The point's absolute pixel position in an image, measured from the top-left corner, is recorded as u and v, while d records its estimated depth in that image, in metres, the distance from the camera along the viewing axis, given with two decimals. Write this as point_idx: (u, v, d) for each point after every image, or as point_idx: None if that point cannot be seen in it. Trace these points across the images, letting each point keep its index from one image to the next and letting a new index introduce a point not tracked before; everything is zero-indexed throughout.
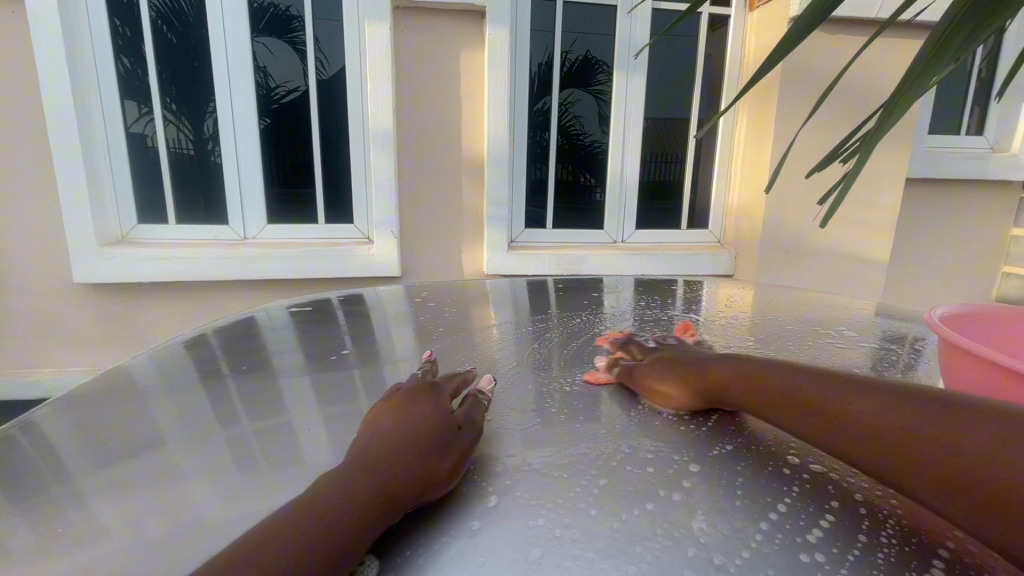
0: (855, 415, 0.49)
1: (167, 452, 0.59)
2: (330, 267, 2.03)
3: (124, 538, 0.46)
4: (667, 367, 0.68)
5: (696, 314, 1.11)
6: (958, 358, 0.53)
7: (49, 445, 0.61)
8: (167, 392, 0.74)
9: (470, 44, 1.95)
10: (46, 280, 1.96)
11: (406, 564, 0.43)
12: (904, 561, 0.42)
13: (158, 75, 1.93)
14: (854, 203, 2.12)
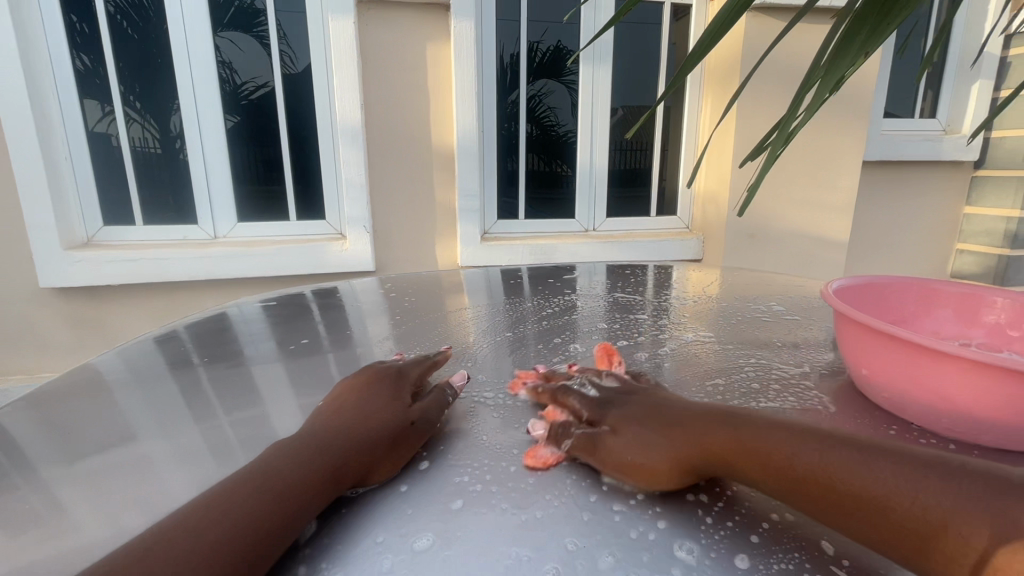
0: (798, 457, 0.49)
1: (132, 447, 0.61)
2: (302, 264, 2.04)
3: (87, 527, 0.48)
4: (640, 435, 0.56)
5: (664, 297, 1.15)
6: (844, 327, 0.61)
7: (15, 438, 0.63)
8: (132, 389, 0.75)
9: (437, 37, 1.95)
10: (11, 285, 1.92)
11: (342, 518, 0.48)
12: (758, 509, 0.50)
13: (119, 73, 1.89)
14: (813, 186, 2.20)
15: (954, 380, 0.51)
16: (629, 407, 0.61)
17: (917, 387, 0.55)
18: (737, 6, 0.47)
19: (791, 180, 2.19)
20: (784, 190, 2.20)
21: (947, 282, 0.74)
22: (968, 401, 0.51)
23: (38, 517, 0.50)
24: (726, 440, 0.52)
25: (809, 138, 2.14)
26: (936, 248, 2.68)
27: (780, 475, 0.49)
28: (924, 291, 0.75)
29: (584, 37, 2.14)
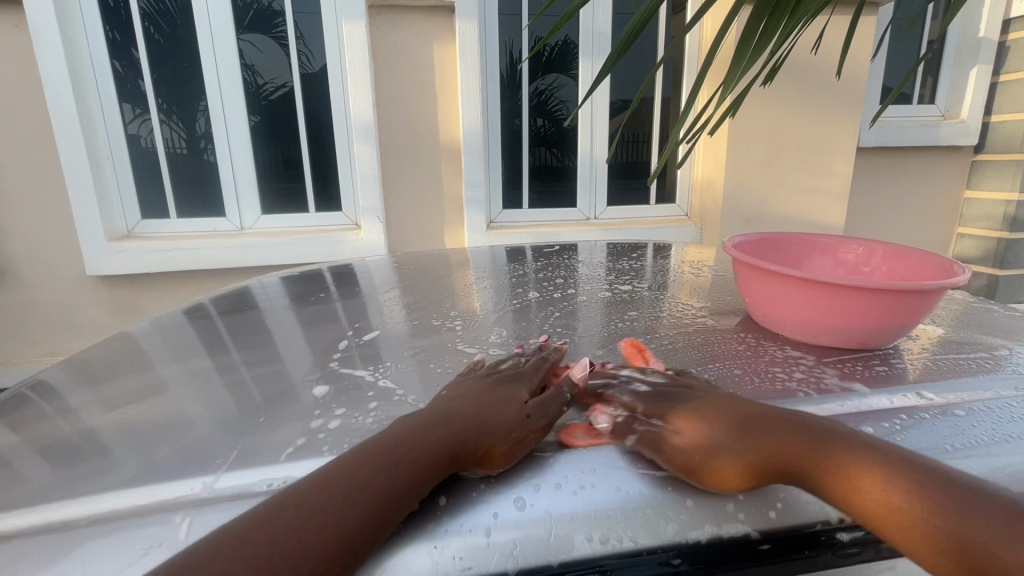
0: (895, 493, 0.44)
1: (178, 373, 0.75)
2: (321, 253, 2.19)
3: (152, 419, 0.62)
4: (713, 434, 0.51)
5: (655, 264, 1.25)
6: (739, 273, 0.72)
7: (87, 372, 0.78)
8: (176, 339, 0.89)
9: (443, 38, 2.08)
10: (61, 273, 2.12)
11: (349, 388, 0.66)
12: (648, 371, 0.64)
13: (151, 78, 2.06)
14: (806, 171, 2.27)
15: (794, 297, 0.64)
16: (687, 402, 0.56)
17: (776, 309, 0.68)
18: (644, 14, 0.55)
19: (785, 166, 2.26)
20: (778, 176, 2.27)
21: (828, 234, 0.87)
22: (809, 314, 0.64)
23: (104, 419, 0.63)
24: (782, 437, 0.49)
25: (803, 125, 2.21)
26: (935, 232, 2.72)
27: (874, 504, 0.44)
28: (806, 244, 0.88)
29: (583, 32, 2.24)
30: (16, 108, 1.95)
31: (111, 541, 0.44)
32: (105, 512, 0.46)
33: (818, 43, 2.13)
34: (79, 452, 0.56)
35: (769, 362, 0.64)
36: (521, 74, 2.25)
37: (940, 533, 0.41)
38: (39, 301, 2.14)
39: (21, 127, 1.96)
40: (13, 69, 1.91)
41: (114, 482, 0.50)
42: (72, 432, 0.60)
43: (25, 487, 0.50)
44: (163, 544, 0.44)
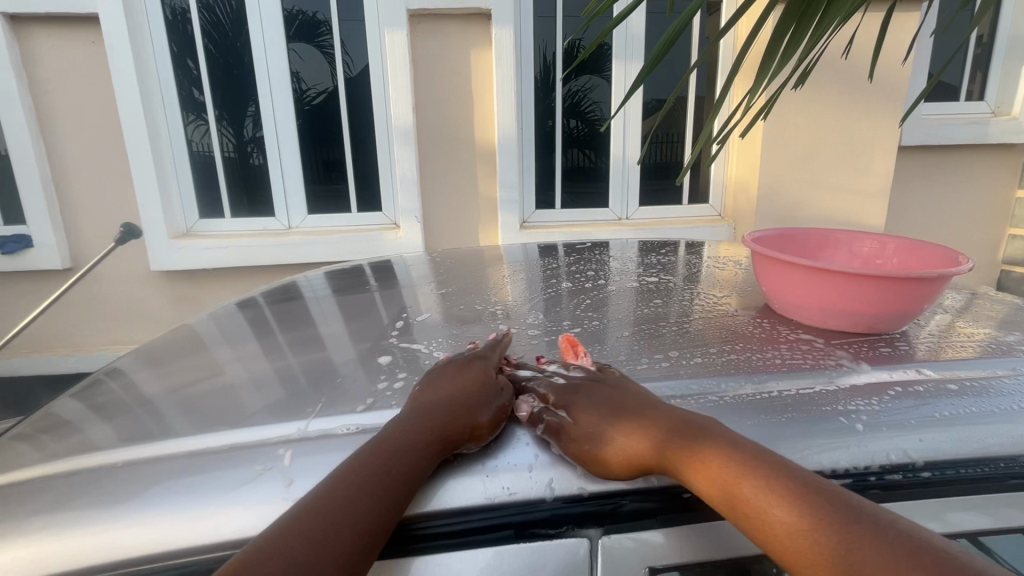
0: (767, 499, 0.43)
1: (254, 347, 0.84)
2: (361, 252, 2.30)
3: (234, 377, 0.71)
4: (603, 425, 0.52)
5: (688, 258, 1.28)
6: (759, 265, 0.75)
7: (171, 350, 0.88)
8: (243, 323, 0.99)
9: (479, 43, 2.15)
10: (129, 268, 2.30)
11: (402, 358, 0.73)
12: (670, 347, 0.67)
13: (209, 86, 2.21)
14: (845, 170, 2.24)
15: (812, 283, 0.66)
16: (595, 390, 0.57)
17: (793, 295, 0.69)
18: (672, 32, 0.59)
19: (823, 165, 2.23)
20: (816, 176, 2.24)
21: (840, 230, 0.90)
22: (826, 300, 0.66)
23: (194, 380, 0.72)
24: (693, 449, 0.48)
25: (841, 123, 2.18)
26: (985, 233, 2.62)
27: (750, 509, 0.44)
28: (824, 239, 0.91)
29: (616, 35, 2.28)
30: (91, 117, 2.13)
31: (234, 463, 0.52)
32: (213, 445, 0.55)
33: (851, 46, 2.10)
34: (185, 403, 0.65)
35: (786, 340, 0.66)
36: (555, 78, 2.31)
37: (801, 540, 0.41)
38: (108, 294, 2.32)
39: (94, 134, 2.14)
40: (89, 80, 2.09)
41: (221, 424, 0.58)
42: (169, 391, 0.70)
43: (144, 429, 0.59)
44: (274, 467, 0.52)
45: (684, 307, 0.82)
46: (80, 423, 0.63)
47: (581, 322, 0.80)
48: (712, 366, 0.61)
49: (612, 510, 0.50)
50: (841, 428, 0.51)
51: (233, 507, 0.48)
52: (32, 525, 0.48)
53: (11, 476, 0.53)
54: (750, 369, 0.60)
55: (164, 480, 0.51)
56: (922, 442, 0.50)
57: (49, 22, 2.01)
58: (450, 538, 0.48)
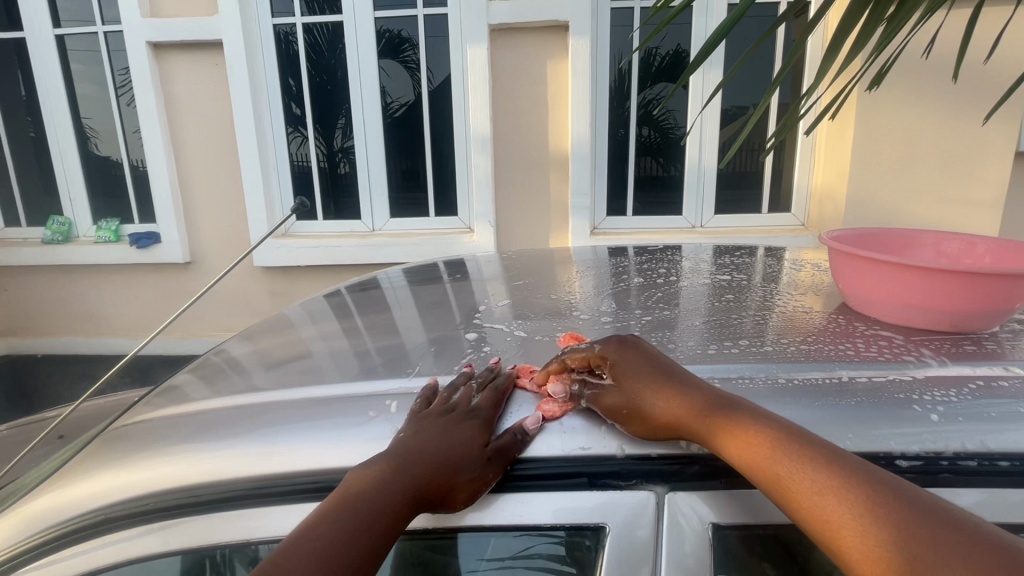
0: (800, 473, 0.45)
1: (351, 326, 0.94)
2: (437, 254, 2.42)
3: (336, 346, 0.81)
4: (636, 388, 0.56)
5: (761, 262, 1.25)
6: (837, 260, 0.73)
7: (281, 326, 1.00)
8: (339, 307, 1.10)
9: (554, 55, 2.22)
10: (234, 263, 2.57)
11: (485, 336, 0.79)
12: (740, 339, 0.67)
13: (309, 100, 2.44)
14: (951, 177, 2.05)
15: (894, 280, 0.65)
16: (633, 359, 0.60)
17: (872, 291, 0.68)
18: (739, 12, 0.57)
19: (924, 170, 2.06)
20: (915, 183, 2.08)
21: (922, 231, 0.86)
22: (910, 298, 0.64)
23: (303, 347, 0.83)
24: (727, 420, 0.51)
25: (947, 125, 2.01)
26: None
27: (784, 485, 0.46)
28: (914, 240, 0.86)
29: (695, 41, 2.26)
30: (210, 129, 2.42)
31: (347, 408, 0.60)
32: (324, 394, 0.63)
33: (931, 45, 1.96)
34: (297, 363, 0.75)
35: (863, 335, 0.65)
36: (630, 84, 2.32)
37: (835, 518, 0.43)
38: (217, 286, 2.61)
39: (213, 145, 2.43)
40: (211, 97, 2.38)
41: (332, 379, 0.67)
42: (284, 355, 0.81)
43: (267, 381, 0.69)
44: (382, 413, 0.59)
45: (759, 302, 0.82)
46: (217, 377, 0.74)
47: (651, 312, 0.82)
48: (783, 354, 0.61)
49: (677, 472, 0.52)
50: (915, 416, 0.51)
51: (345, 442, 0.56)
52: (185, 447, 0.59)
53: (170, 411, 0.65)
54: (822, 358, 0.59)
55: (284, 418, 0.60)
56: (1006, 435, 0.49)
57: (181, 49, 2.32)
58: (527, 479, 0.53)
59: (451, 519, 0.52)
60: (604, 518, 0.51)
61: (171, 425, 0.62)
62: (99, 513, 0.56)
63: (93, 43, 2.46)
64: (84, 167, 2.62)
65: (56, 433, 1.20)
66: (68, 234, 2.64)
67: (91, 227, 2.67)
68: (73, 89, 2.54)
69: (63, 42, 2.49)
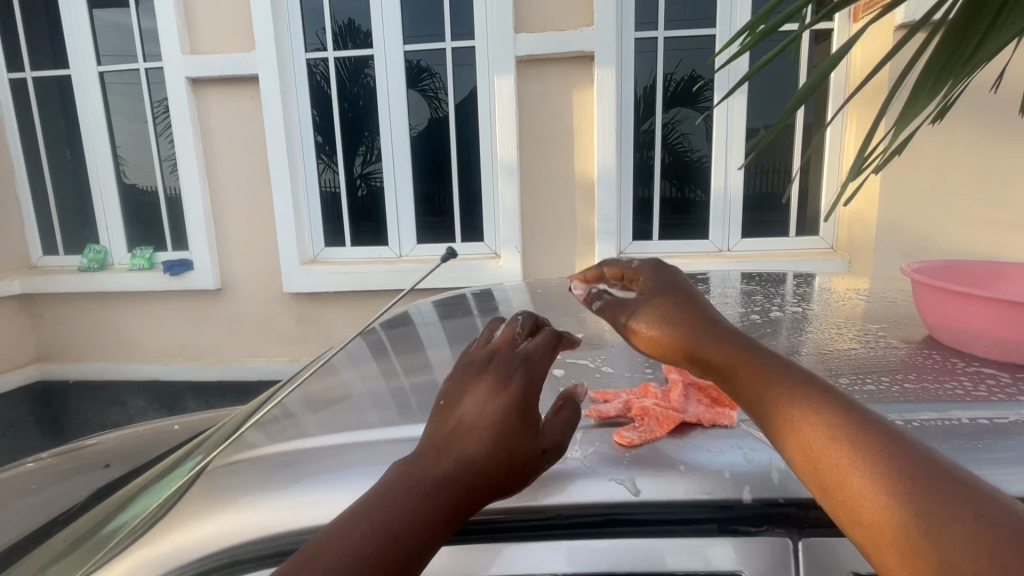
0: (821, 435, 0.42)
1: (412, 360, 0.94)
2: (465, 279, 2.43)
3: (406, 382, 0.81)
4: (651, 316, 0.60)
5: (807, 289, 1.25)
6: (926, 293, 0.72)
7: (339, 359, 1.01)
8: (391, 339, 1.11)
9: (580, 84, 2.26)
10: (264, 290, 2.60)
11: (576, 371, 0.74)
12: (843, 374, 0.64)
13: (340, 131, 2.51)
14: (985, 199, 2.04)
15: (999, 317, 0.63)
16: (664, 295, 0.62)
17: (968, 326, 0.66)
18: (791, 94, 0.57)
19: (955, 193, 2.05)
20: (947, 206, 2.06)
21: (1010, 264, 0.86)
22: (1018, 336, 0.62)
23: (371, 384, 0.83)
24: (758, 381, 0.48)
25: (978, 148, 2.00)
26: None
27: (802, 445, 0.42)
28: (990, 272, 0.85)
29: (718, 70, 2.30)
30: (244, 160, 2.48)
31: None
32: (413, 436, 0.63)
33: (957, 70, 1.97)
34: (374, 402, 0.75)
35: (964, 372, 0.63)
36: (653, 108, 2.36)
37: (852, 488, 0.39)
38: (247, 312, 2.64)
39: (245, 175, 2.49)
40: (246, 130, 2.45)
41: (416, 420, 0.67)
42: (356, 392, 0.81)
43: (349, 421, 0.69)
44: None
45: (834, 332, 0.80)
46: (294, 416, 0.75)
47: None
48: (885, 392, 0.59)
49: (773, 516, 0.49)
50: None
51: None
52: (280, 492, 0.58)
53: (257, 454, 0.66)
54: (932, 398, 0.57)
55: (380, 461, 0.60)
56: None
57: (219, 84, 2.41)
58: (637, 523, 0.50)
59: (537, 570, 0.50)
60: (740, 566, 0.48)
61: (259, 467, 0.62)
62: (196, 561, 0.56)
63: (133, 79, 2.56)
64: (121, 197, 2.70)
65: (103, 463, 1.21)
66: (103, 262, 2.70)
67: (125, 255, 2.73)
68: (113, 122, 2.63)
69: (104, 78, 2.59)
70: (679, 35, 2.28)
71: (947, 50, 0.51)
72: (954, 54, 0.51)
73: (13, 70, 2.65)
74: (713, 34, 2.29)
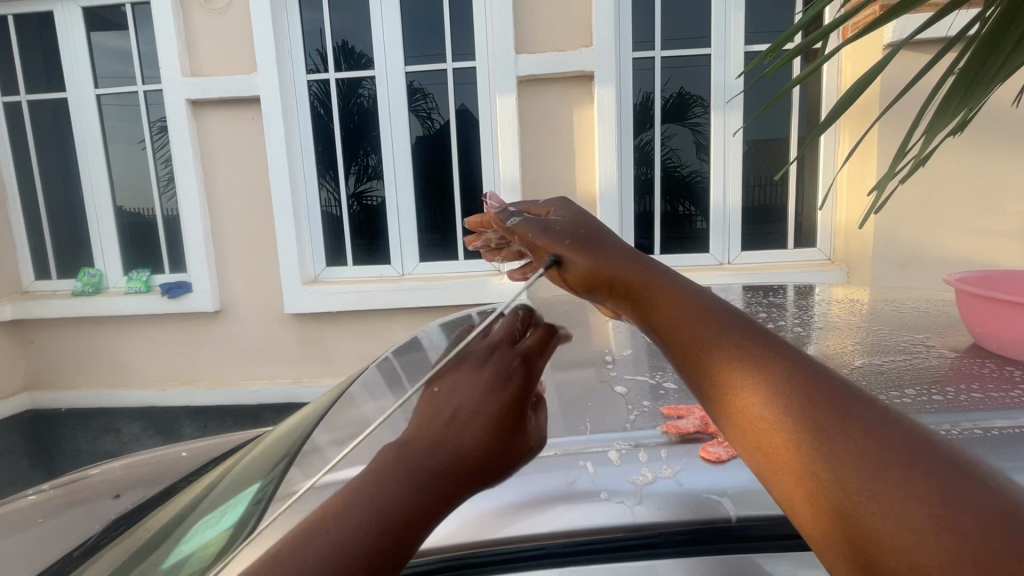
0: (737, 389, 0.41)
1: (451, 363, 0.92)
2: (469, 296, 2.43)
3: None
4: (569, 249, 0.52)
5: (823, 298, 1.27)
6: (975, 302, 0.73)
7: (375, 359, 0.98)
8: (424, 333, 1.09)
9: (580, 103, 2.30)
10: (265, 310, 2.57)
11: (642, 388, 0.74)
12: (906, 384, 0.65)
13: (342, 150, 2.52)
14: (976, 210, 2.10)
15: None
16: (578, 228, 0.55)
17: (1019, 335, 0.67)
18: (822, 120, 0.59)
19: (946, 205, 2.12)
20: (939, 217, 2.13)
21: None
22: None
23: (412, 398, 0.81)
24: (681, 332, 0.46)
25: (966, 160, 2.08)
26: None
27: (724, 400, 0.42)
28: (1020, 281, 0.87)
29: (714, 88, 2.37)
30: (245, 179, 2.47)
31: (545, 466, 0.59)
32: None
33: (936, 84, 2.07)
34: None
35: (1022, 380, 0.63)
36: (650, 124, 2.41)
37: (770, 437, 0.38)
38: (247, 334, 2.60)
39: (246, 195, 2.48)
40: (248, 150, 2.44)
41: None
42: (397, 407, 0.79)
43: None
44: (582, 476, 0.58)
45: (877, 338, 0.81)
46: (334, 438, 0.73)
47: None
48: (947, 401, 0.60)
49: (746, 537, 0.54)
50: None
51: (558, 512, 0.56)
52: None
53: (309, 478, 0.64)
54: (999, 406, 0.58)
55: None
56: None
57: (219, 105, 2.40)
58: (736, 541, 0.54)
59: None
60: None
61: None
62: None
63: (131, 102, 2.55)
64: (117, 220, 2.66)
65: (112, 492, 1.17)
66: (98, 286, 2.65)
67: (121, 278, 2.69)
68: (108, 144, 2.61)
69: (101, 100, 2.57)
70: (676, 54, 2.35)
71: (985, 53, 0.48)
72: (978, 74, 0.48)
73: (8, 94, 2.64)
74: (708, 54, 2.36)
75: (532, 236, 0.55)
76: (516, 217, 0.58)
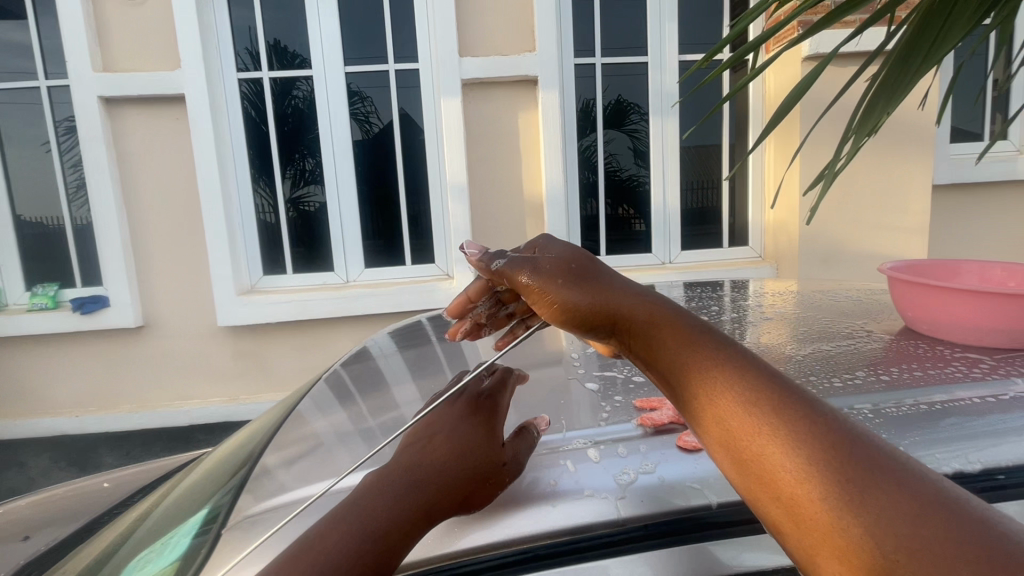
0: (758, 443, 0.40)
1: (407, 368, 0.88)
2: (417, 302, 2.37)
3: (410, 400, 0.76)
4: (566, 291, 0.47)
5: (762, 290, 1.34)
6: (906, 288, 0.80)
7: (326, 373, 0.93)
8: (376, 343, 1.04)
9: (524, 107, 2.32)
10: (196, 324, 2.39)
11: (610, 382, 0.75)
12: (855, 366, 0.70)
13: (278, 153, 2.40)
14: (885, 209, 2.31)
15: (971, 305, 0.72)
16: (570, 261, 0.49)
17: (946, 316, 0.74)
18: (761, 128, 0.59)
19: (858, 204, 2.32)
20: (853, 216, 2.33)
21: (955, 260, 0.97)
22: (989, 321, 0.71)
23: (367, 405, 0.77)
24: (691, 377, 0.45)
25: (874, 164, 2.28)
26: None
27: (742, 451, 0.41)
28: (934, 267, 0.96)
29: (651, 93, 2.46)
30: (169, 184, 2.29)
31: (530, 466, 0.60)
32: None
33: (844, 95, 2.27)
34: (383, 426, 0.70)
35: (953, 357, 0.70)
36: (592, 129, 2.47)
37: (795, 491, 0.38)
38: (175, 351, 2.41)
39: (171, 202, 2.30)
40: (171, 152, 2.27)
41: None
42: (354, 416, 0.75)
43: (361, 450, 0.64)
44: (564, 475, 0.59)
45: (819, 324, 0.87)
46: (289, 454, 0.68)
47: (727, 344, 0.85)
48: (891, 379, 0.65)
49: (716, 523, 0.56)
50: None
51: (543, 512, 0.56)
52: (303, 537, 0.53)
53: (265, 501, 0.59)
54: (937, 382, 0.64)
55: None
56: None
57: (137, 103, 2.22)
58: (718, 527, 0.56)
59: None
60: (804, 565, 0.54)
61: (288, 514, 0.57)
62: None
63: (33, 99, 2.31)
64: (16, 230, 2.39)
65: (20, 534, 1.03)
66: None
67: (23, 294, 2.41)
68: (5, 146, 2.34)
69: None
70: (614, 61, 2.42)
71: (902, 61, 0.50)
72: (902, 74, 0.50)
73: None
74: (645, 62, 2.45)
75: (523, 278, 0.48)
76: (501, 257, 0.51)
